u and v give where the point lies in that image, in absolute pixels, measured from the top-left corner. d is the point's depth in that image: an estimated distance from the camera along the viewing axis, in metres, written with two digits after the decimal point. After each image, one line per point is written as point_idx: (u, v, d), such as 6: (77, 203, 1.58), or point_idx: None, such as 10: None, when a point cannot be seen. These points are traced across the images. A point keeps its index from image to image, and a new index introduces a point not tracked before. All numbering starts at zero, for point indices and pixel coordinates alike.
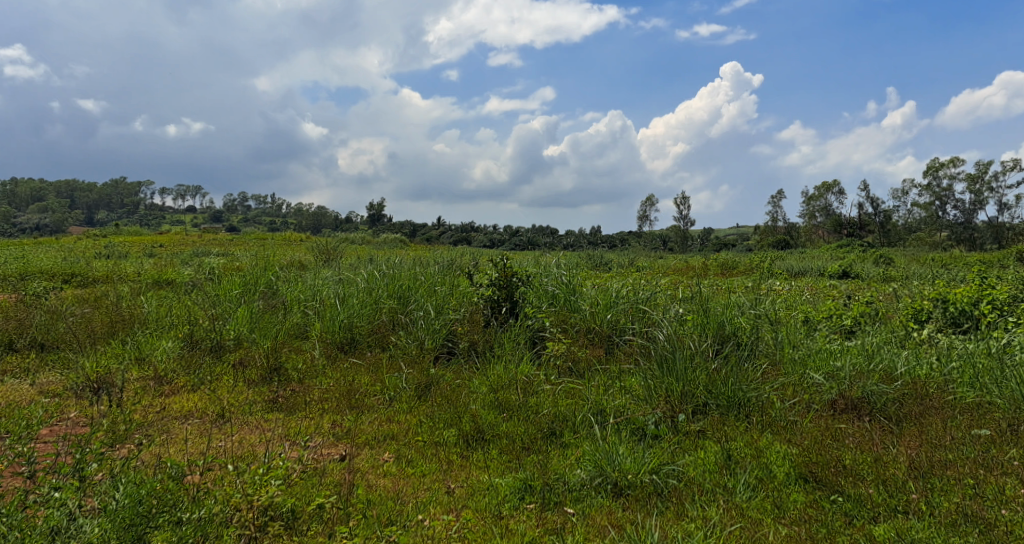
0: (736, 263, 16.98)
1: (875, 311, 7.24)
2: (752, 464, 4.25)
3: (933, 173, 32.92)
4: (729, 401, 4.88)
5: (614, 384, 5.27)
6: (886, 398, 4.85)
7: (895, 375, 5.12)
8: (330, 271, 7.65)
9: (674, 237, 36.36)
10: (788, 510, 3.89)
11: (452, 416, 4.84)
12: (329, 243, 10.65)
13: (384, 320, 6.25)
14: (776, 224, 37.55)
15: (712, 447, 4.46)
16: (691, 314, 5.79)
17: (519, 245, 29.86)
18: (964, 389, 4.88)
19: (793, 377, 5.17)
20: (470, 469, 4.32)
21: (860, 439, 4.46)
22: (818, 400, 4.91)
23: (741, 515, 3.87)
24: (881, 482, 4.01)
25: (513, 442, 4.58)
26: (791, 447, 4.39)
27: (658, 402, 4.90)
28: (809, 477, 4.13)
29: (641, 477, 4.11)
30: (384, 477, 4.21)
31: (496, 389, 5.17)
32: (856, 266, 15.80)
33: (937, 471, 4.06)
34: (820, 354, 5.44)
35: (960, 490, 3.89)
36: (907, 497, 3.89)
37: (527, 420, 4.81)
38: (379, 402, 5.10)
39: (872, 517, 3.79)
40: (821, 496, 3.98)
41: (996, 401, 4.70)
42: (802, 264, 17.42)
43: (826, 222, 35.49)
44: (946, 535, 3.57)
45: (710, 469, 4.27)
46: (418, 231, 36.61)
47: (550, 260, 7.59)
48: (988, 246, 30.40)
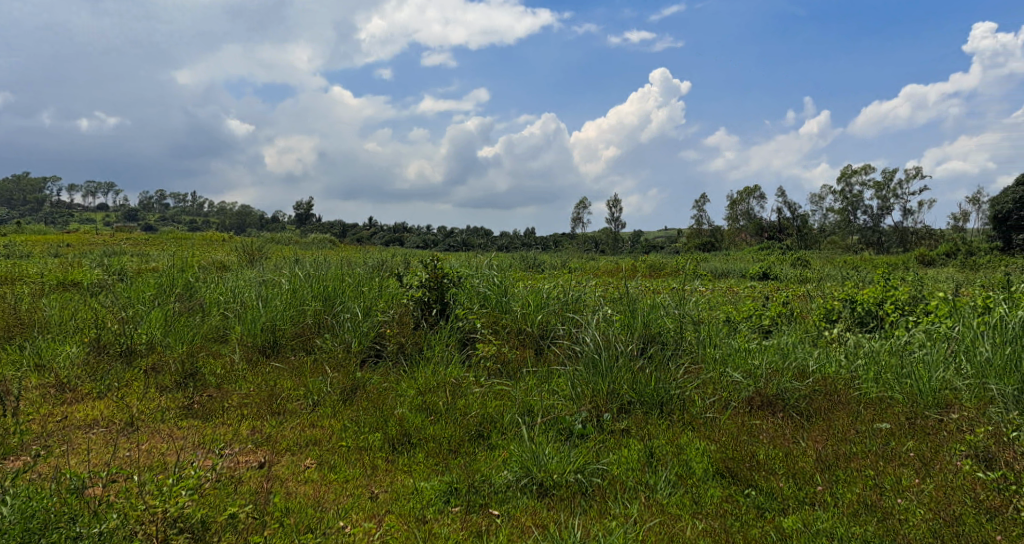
0: (663, 264, 17.45)
1: (790, 312, 7.56)
2: (673, 462, 4.37)
3: (845, 179, 34.59)
4: (653, 399, 5.00)
5: (542, 385, 5.31)
6: (798, 395, 5.07)
7: (807, 372, 5.36)
8: (253, 271, 7.43)
9: (603, 239, 37.02)
10: (705, 505, 4.02)
11: (377, 419, 4.78)
12: (253, 243, 10.33)
13: (309, 323, 6.11)
14: (701, 226, 38.69)
15: (635, 445, 4.56)
16: (619, 315, 5.90)
17: (451, 246, 29.78)
18: (869, 385, 5.14)
19: (713, 375, 5.33)
20: (394, 474, 4.28)
21: (773, 434, 4.65)
22: (736, 398, 5.08)
23: (661, 511, 3.98)
24: (791, 475, 4.19)
25: (440, 444, 4.56)
26: (709, 444, 4.52)
27: (584, 402, 4.98)
28: (725, 472, 4.27)
29: (566, 476, 4.16)
30: (305, 484, 4.13)
31: (424, 391, 5.13)
32: (775, 267, 16.47)
33: (842, 463, 4.26)
34: (740, 352, 5.63)
35: (861, 481, 4.10)
36: (814, 490, 4.07)
37: (454, 422, 4.79)
38: (302, 407, 4.98)
39: (782, 509, 3.95)
40: (736, 490, 4.13)
41: (896, 396, 4.97)
42: (725, 265, 18.03)
43: (747, 225, 36.80)
44: (847, 524, 3.76)
45: (633, 466, 4.36)
46: (348, 231, 36.10)
47: (482, 261, 7.59)
48: (894, 249, 32.19)
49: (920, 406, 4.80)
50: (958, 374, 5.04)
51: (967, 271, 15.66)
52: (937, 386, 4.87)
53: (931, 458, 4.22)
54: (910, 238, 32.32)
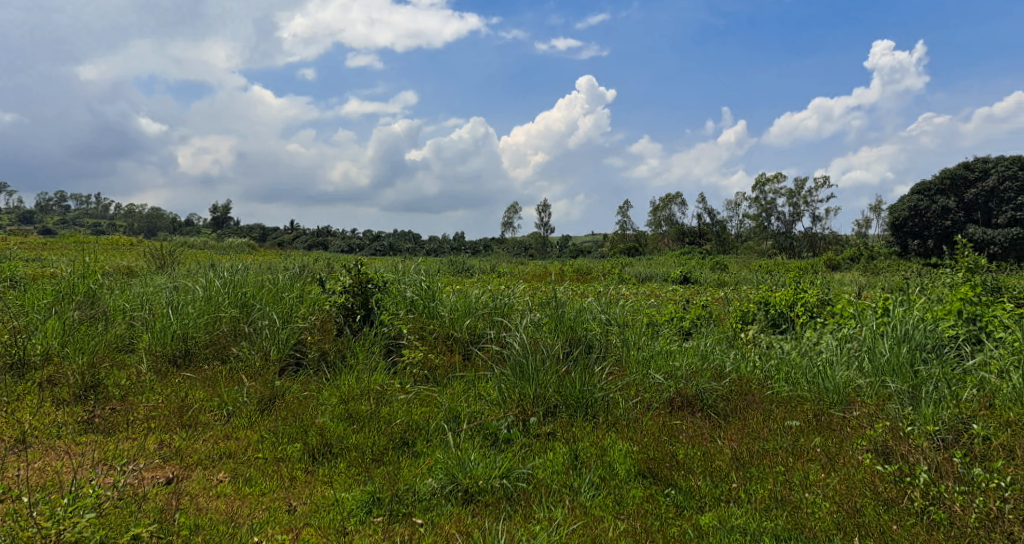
0: (588, 269, 17.70)
1: (709, 314, 7.80)
2: (596, 464, 4.41)
3: (761, 187, 35.94)
4: (577, 402, 5.04)
5: (469, 391, 5.27)
6: (716, 395, 5.22)
7: (725, 373, 5.53)
8: (163, 277, 7.09)
9: (531, 244, 37.33)
10: (627, 505, 4.08)
11: (296, 429, 4.64)
12: (166, 248, 9.90)
13: (224, 330, 5.87)
14: (625, 232, 39.52)
15: (561, 448, 4.58)
16: (545, 319, 5.93)
17: (379, 251, 29.44)
18: (781, 384, 5.34)
19: (636, 376, 5.43)
20: (314, 485, 4.16)
21: (692, 433, 4.77)
22: (657, 399, 5.19)
23: (584, 514, 4.01)
24: (708, 474, 4.30)
25: (362, 453, 4.46)
26: (631, 445, 4.60)
27: (510, 406, 4.98)
28: (647, 473, 4.34)
29: (491, 482, 4.14)
30: (217, 499, 3.96)
31: (347, 400, 5.01)
32: (696, 272, 16.96)
33: (756, 460, 4.41)
34: (662, 354, 5.75)
35: (773, 477, 4.25)
36: (729, 487, 4.19)
37: (377, 430, 4.69)
38: (215, 419, 4.78)
39: (699, 507, 4.05)
40: (656, 490, 4.20)
41: (806, 394, 5.18)
42: (648, 269, 18.46)
43: (668, 230, 37.84)
44: (760, 519, 3.89)
45: (557, 470, 4.38)
46: (268, 236, 35.05)
47: (408, 266, 7.50)
48: (805, 254, 33.67)
49: (827, 403, 5.01)
50: (861, 371, 5.30)
51: (870, 274, 16.63)
52: (841, 384, 5.11)
53: (836, 453, 4.41)
54: (819, 244, 33.95)
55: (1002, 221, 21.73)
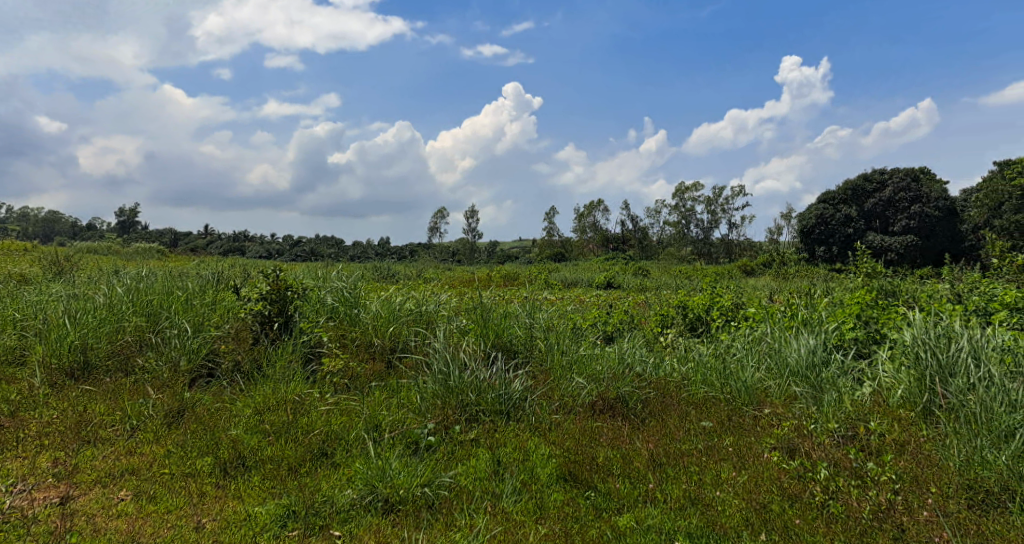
0: (514, 274, 17.76)
1: (631, 318, 7.95)
2: (518, 469, 4.41)
3: (680, 194, 37.01)
4: (499, 409, 5.03)
5: (390, 399, 5.18)
6: (636, 398, 5.32)
7: (645, 376, 5.64)
8: (60, 285, 6.68)
9: (457, 249, 37.25)
10: (548, 510, 4.10)
11: (206, 442, 4.45)
12: (66, 253, 9.35)
13: (128, 340, 5.58)
14: (550, 237, 39.96)
15: (483, 454, 4.56)
16: (470, 325, 5.90)
17: (300, 257, 28.86)
18: (698, 386, 5.49)
19: (559, 381, 5.47)
20: (224, 500, 4.00)
21: (612, 436, 4.83)
22: (579, 403, 5.24)
23: (505, 519, 4.01)
24: (626, 476, 4.37)
25: (278, 466, 4.31)
26: (553, 449, 4.62)
27: (433, 413, 4.93)
28: (568, 476, 4.37)
29: (412, 491, 4.08)
30: (116, 518, 3.78)
31: (262, 411, 4.84)
32: (618, 277, 17.29)
33: (672, 461, 4.51)
34: (585, 358, 5.80)
35: (687, 477, 4.36)
36: (646, 487, 4.28)
37: (294, 441, 4.55)
38: (117, 434, 4.53)
39: (617, 508, 4.11)
40: (577, 493, 4.24)
41: (720, 395, 5.34)
42: (572, 274, 18.69)
43: (592, 236, 38.47)
44: (675, 518, 3.97)
45: (480, 476, 4.36)
46: (179, 241, 33.65)
47: (329, 272, 7.33)
48: (721, 260, 34.85)
49: (739, 403, 5.19)
50: (771, 373, 5.50)
51: (780, 279, 17.37)
52: (752, 385, 5.29)
53: (745, 452, 4.56)
54: (734, 250, 35.21)
55: (898, 229, 23.04)
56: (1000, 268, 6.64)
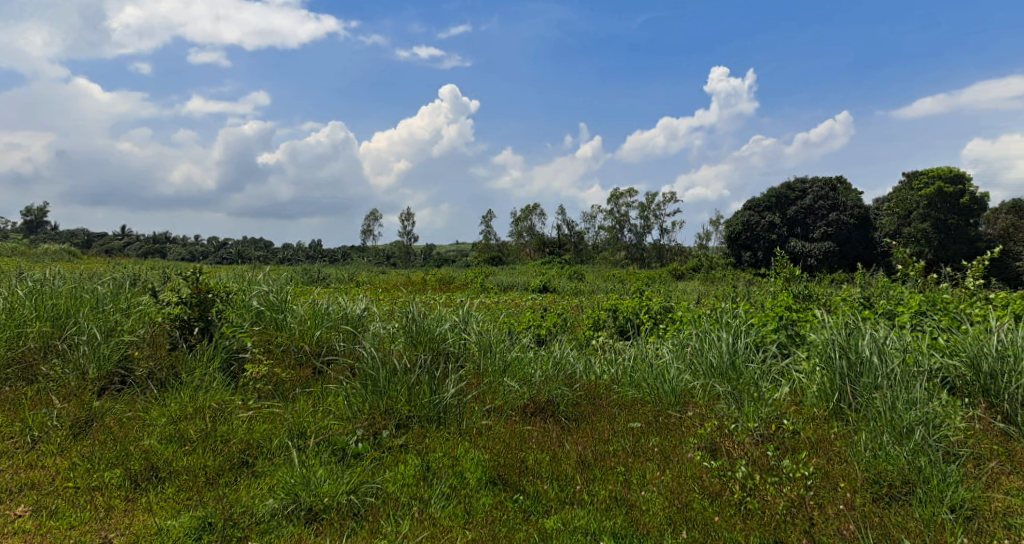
0: (449, 277, 17.65)
1: (563, 322, 8.01)
2: (447, 473, 4.36)
3: (614, 199, 37.61)
4: (429, 414, 4.96)
5: (317, 406, 5.04)
6: (567, 400, 5.35)
7: (576, 379, 5.68)
8: None
9: (392, 253, 36.84)
10: (476, 514, 4.06)
11: (116, 453, 4.24)
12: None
13: (32, 347, 5.27)
14: (486, 241, 39.96)
15: (412, 460, 4.49)
16: (401, 329, 5.80)
17: (226, 260, 27.98)
18: (627, 388, 5.56)
19: (491, 385, 5.44)
20: (134, 513, 3.84)
21: (541, 438, 4.84)
22: (511, 406, 5.23)
23: (432, 525, 3.95)
24: (555, 478, 4.38)
25: (194, 476, 4.14)
26: (482, 453, 4.59)
27: (361, 420, 4.84)
28: (497, 480, 4.35)
29: (337, 499, 3.99)
30: (13, 537, 3.62)
31: (177, 419, 4.64)
32: (552, 280, 17.42)
33: (600, 462, 4.55)
34: (518, 361, 5.79)
35: (614, 477, 4.40)
36: (574, 489, 4.29)
37: (212, 450, 4.38)
38: (16, 447, 4.31)
39: (545, 511, 4.10)
40: (505, 496, 4.22)
41: (648, 397, 5.41)
42: (509, 278, 18.71)
43: (528, 240, 38.68)
44: (600, 519, 4.00)
45: (408, 482, 4.29)
46: (95, 243, 32.13)
47: (255, 274, 7.10)
48: (653, 264, 35.56)
49: (666, 405, 5.28)
50: (696, 374, 5.63)
51: (707, 283, 17.81)
52: (678, 386, 5.39)
53: (670, 452, 4.64)
54: (665, 255, 35.96)
55: (817, 235, 23.89)
56: (909, 272, 6.98)
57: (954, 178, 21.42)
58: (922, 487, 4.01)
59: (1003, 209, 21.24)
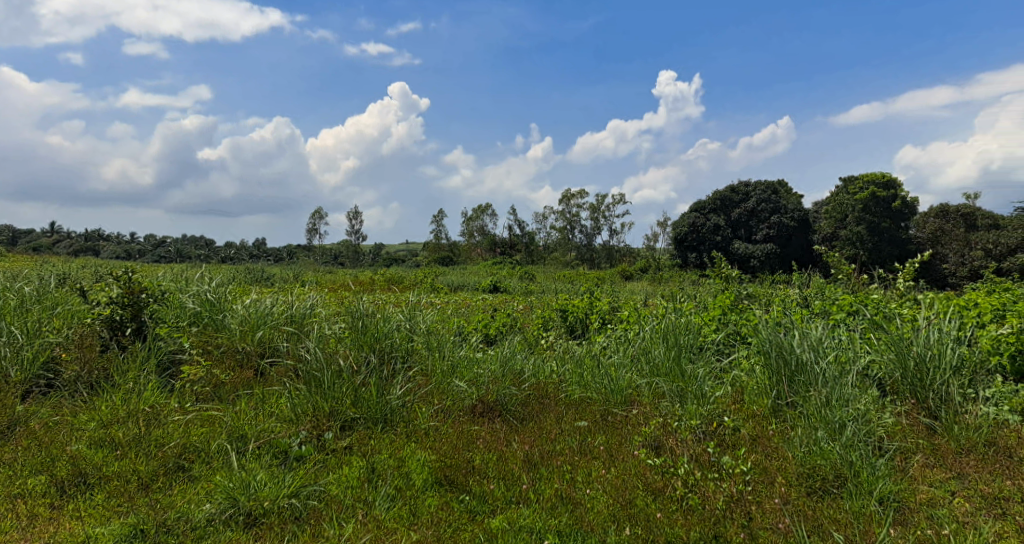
0: (399, 277, 17.49)
1: (513, 322, 8.02)
2: (393, 475, 4.32)
3: (565, 200, 37.88)
4: (376, 415, 4.90)
5: (258, 408, 4.93)
6: (515, 399, 5.35)
7: (524, 378, 5.70)
8: None
9: (340, 252, 36.31)
10: (421, 515, 4.03)
11: (41, 460, 4.11)
12: None
13: None
14: (436, 241, 39.75)
15: (357, 462, 4.43)
16: (347, 329, 5.70)
17: (166, 259, 27.16)
18: (574, 388, 5.59)
19: (439, 385, 5.40)
20: (59, 521, 3.73)
21: (488, 438, 4.82)
22: (458, 407, 5.20)
23: (377, 527, 3.91)
24: (501, 478, 4.38)
25: (126, 482, 4.03)
26: (429, 454, 4.55)
27: (305, 422, 4.75)
28: (443, 481, 4.32)
29: (277, 502, 3.92)
30: None
31: (108, 423, 4.49)
32: (503, 280, 17.44)
33: (546, 461, 4.57)
34: (466, 361, 5.76)
35: (560, 476, 4.43)
36: (520, 488, 4.29)
37: (145, 454, 4.25)
38: None
39: (491, 511, 4.10)
40: (451, 497, 4.20)
41: (595, 396, 5.46)
42: (459, 279, 18.41)
43: (479, 240, 38.64)
44: (545, 518, 4.02)
45: (352, 485, 4.23)
46: (24, 240, 30.79)
47: (195, 273, 6.91)
48: (603, 264, 35.94)
49: (612, 403, 5.33)
50: (641, 373, 5.70)
51: (654, 283, 18.07)
52: (624, 385, 5.45)
53: (616, 450, 4.69)
54: (615, 257, 36.37)
55: (760, 237, 24.58)
56: (846, 273, 7.21)
57: (886, 183, 22.34)
58: (853, 480, 4.15)
59: (932, 213, 22.16)
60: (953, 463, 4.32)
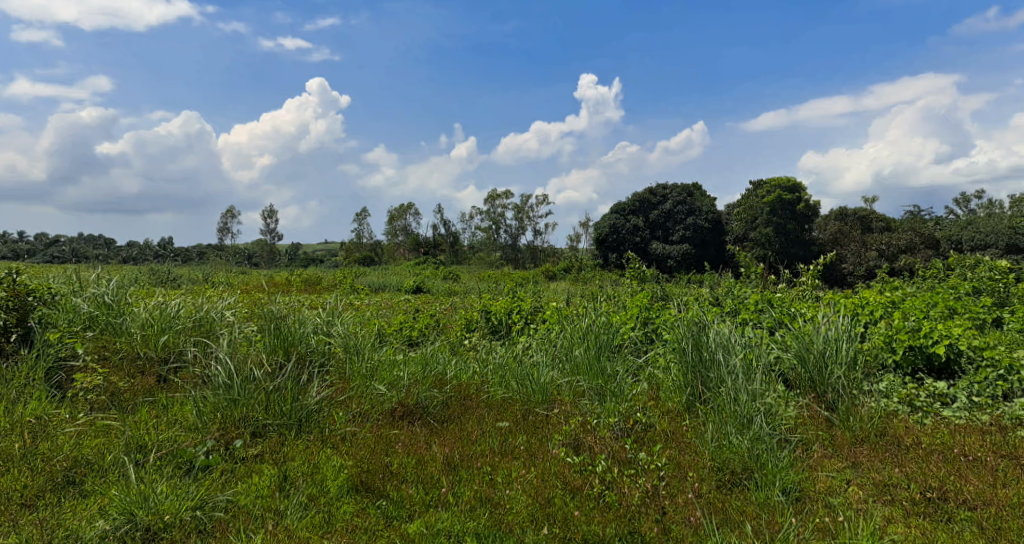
0: (318, 278, 17.05)
1: (436, 323, 7.93)
2: (306, 482, 4.18)
3: (490, 200, 37.91)
4: (290, 420, 4.73)
5: (162, 416, 4.69)
6: (435, 402, 5.27)
7: (446, 380, 5.63)
8: None
9: (256, 252, 35.18)
10: (336, 523, 3.92)
11: None
12: None
13: None
14: (357, 241, 39.04)
15: (268, 470, 4.27)
16: (260, 332, 5.49)
17: (64, 260, 25.64)
18: (496, 388, 5.56)
19: (357, 390, 5.26)
20: None
21: (408, 442, 4.73)
22: (378, 411, 5.07)
23: (288, 537, 3.77)
24: (420, 481, 4.30)
25: (8, 500, 3.77)
26: (345, 459, 4.43)
27: (211, 429, 4.55)
28: (359, 487, 4.21)
29: (180, 515, 3.74)
30: None
31: None
32: (427, 281, 17.28)
33: (466, 463, 4.52)
34: (386, 364, 5.63)
35: (480, 477, 4.38)
36: (438, 492, 4.23)
37: (31, 470, 3.99)
38: None
39: (409, 516, 4.02)
40: (368, 503, 4.10)
41: (517, 396, 5.45)
42: (382, 279, 18.20)
43: (402, 240, 38.19)
44: (463, 520, 3.97)
45: (262, 494, 4.07)
46: None
47: (93, 274, 6.51)
48: (527, 265, 36.19)
49: (533, 403, 5.33)
50: (562, 372, 5.72)
51: (575, 284, 18.29)
52: (545, 384, 5.46)
53: (536, 450, 4.69)
54: (538, 255, 36.66)
55: (676, 238, 25.17)
56: (756, 273, 7.46)
57: (791, 187, 23.58)
58: (759, 472, 4.29)
59: (831, 217, 23.38)
60: (848, 453, 4.52)
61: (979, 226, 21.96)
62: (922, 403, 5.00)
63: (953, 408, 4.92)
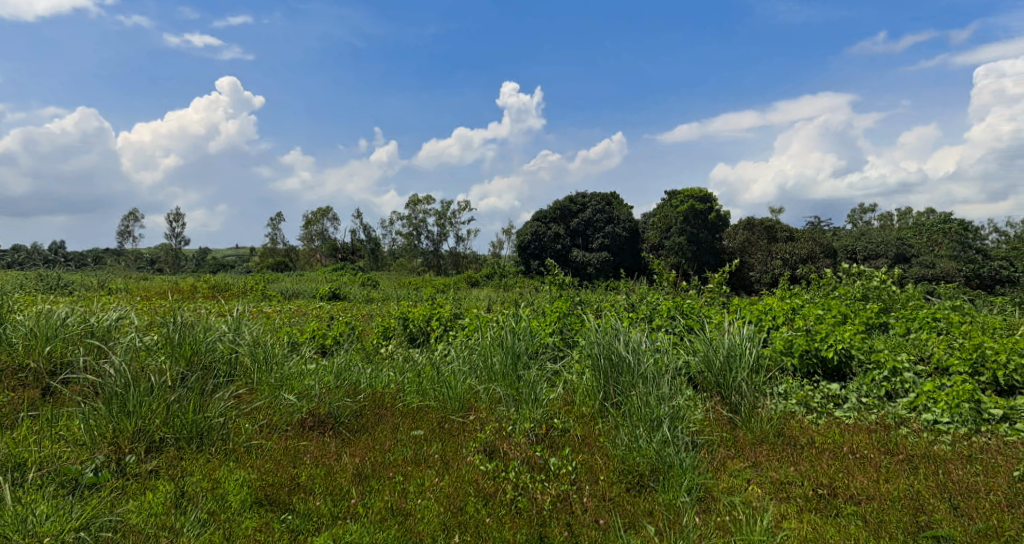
0: (229, 285, 16.42)
1: (353, 331, 7.78)
2: (205, 498, 4.00)
3: (410, 207, 37.58)
4: (191, 433, 4.50)
5: (48, 432, 4.40)
6: (348, 411, 5.14)
7: (359, 388, 5.51)
8: None
9: (162, 256, 33.59)
10: (236, 540, 3.75)
11: None
12: None
13: None
14: (273, 246, 37.91)
15: (164, 486, 4.06)
16: (161, 342, 5.22)
17: None
18: (411, 396, 5.49)
19: (266, 400, 5.07)
20: None
21: (316, 453, 4.59)
22: (287, 421, 4.91)
23: None
24: (328, 493, 4.19)
25: None
26: (249, 473, 4.26)
27: (102, 445, 4.30)
28: (263, 501, 4.06)
29: (61, 537, 3.52)
30: None
31: None
32: (345, 288, 16.94)
33: (377, 473, 4.43)
34: (296, 373, 5.46)
35: (390, 487, 4.30)
36: (347, 503, 4.12)
37: None
38: None
39: (315, 529, 3.91)
40: (272, 517, 3.95)
41: (433, 403, 5.41)
42: (298, 286, 17.73)
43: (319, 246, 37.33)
44: (372, 530, 3.89)
45: (156, 512, 3.87)
46: None
47: None
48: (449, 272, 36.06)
49: (448, 411, 5.29)
50: (479, 379, 5.71)
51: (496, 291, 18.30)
52: (461, 392, 5.43)
53: (450, 458, 4.65)
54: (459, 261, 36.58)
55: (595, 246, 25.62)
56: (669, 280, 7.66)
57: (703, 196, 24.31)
58: (666, 474, 4.39)
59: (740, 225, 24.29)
60: (748, 453, 4.69)
61: (873, 236, 23.35)
62: (817, 404, 5.25)
63: (845, 408, 5.19)
